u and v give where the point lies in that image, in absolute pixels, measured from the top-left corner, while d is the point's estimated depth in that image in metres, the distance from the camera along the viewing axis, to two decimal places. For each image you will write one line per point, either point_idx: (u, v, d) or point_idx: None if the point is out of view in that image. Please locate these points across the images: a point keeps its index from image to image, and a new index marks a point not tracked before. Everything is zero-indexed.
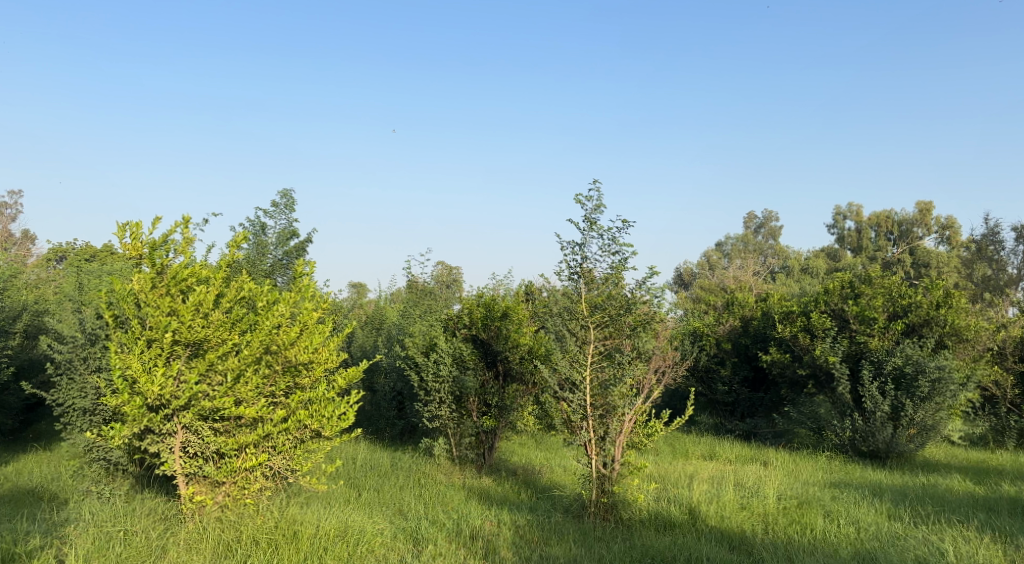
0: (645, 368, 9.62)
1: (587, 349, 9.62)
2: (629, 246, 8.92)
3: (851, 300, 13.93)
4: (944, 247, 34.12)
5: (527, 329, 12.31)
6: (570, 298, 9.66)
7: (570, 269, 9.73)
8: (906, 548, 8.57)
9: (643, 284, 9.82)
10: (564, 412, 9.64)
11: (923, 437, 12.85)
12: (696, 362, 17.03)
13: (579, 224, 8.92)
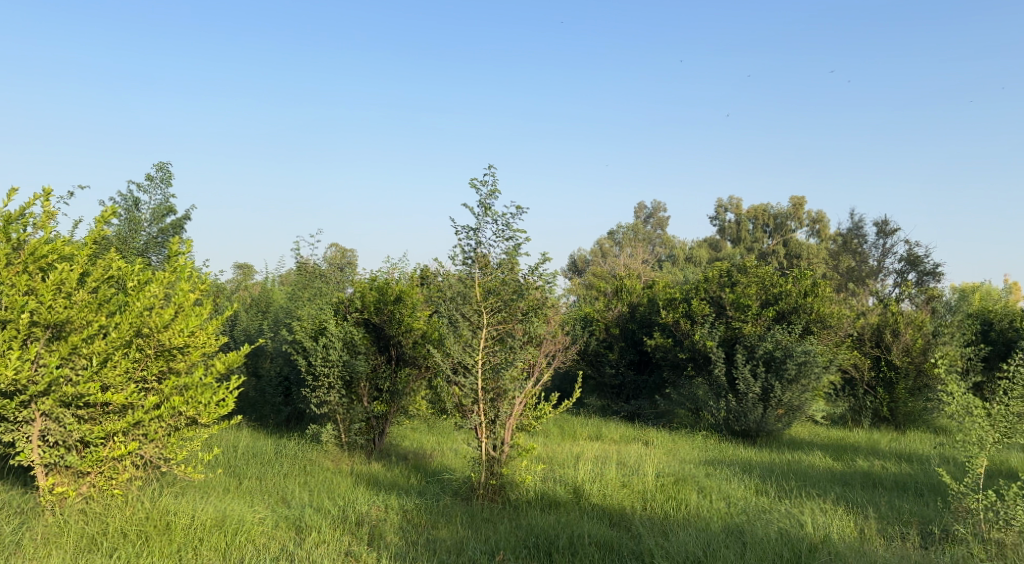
0: (536, 352, 9.89)
1: (480, 333, 9.75)
2: (522, 232, 9.01)
3: (728, 288, 14.74)
4: (815, 239, 36.13)
5: (421, 313, 12.47)
6: (464, 282, 9.75)
7: (465, 254, 9.86)
8: (770, 521, 9.15)
9: (536, 270, 10.05)
10: (456, 397, 9.80)
11: (790, 417, 13.67)
12: (586, 346, 17.52)
13: (474, 209, 8.84)
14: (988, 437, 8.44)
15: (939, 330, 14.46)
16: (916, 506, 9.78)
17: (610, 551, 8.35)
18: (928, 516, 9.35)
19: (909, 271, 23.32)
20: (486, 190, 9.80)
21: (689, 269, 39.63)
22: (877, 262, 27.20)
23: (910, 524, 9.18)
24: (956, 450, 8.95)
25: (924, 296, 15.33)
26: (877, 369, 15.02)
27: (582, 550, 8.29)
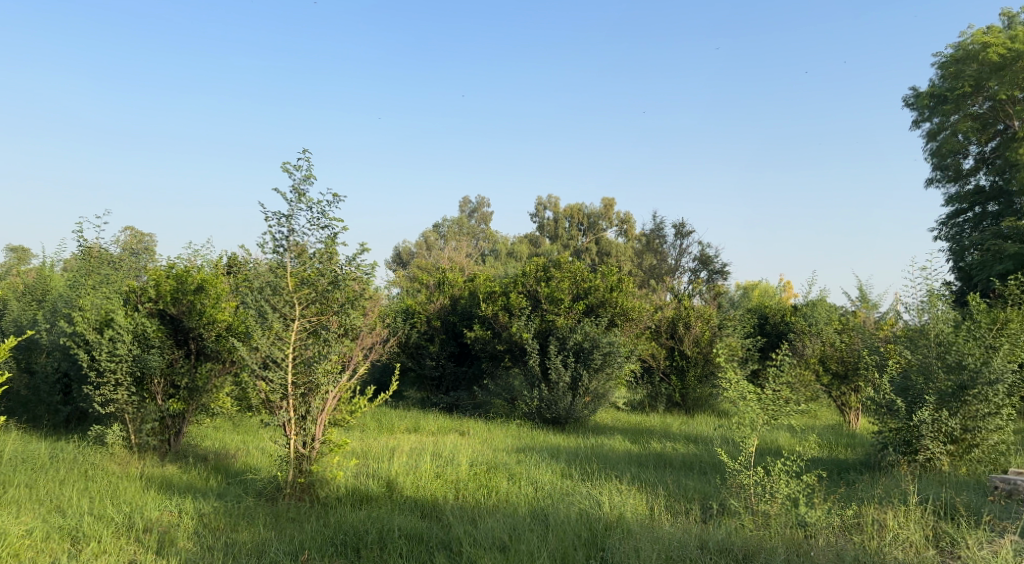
0: (352, 344, 9.65)
1: (293, 326, 9.29)
2: (337, 221, 8.65)
3: (543, 282, 14.94)
4: (622, 239, 37.97)
5: (225, 304, 11.85)
6: (274, 272, 9.26)
7: (277, 241, 9.40)
8: (572, 503, 9.44)
9: (353, 260, 9.79)
10: (263, 392, 9.28)
11: (596, 404, 14.30)
12: (406, 339, 17.18)
13: (287, 195, 8.42)
14: (758, 418, 9.15)
15: (724, 322, 15.70)
16: (698, 483, 10.51)
17: (418, 543, 8.29)
18: (708, 493, 10.03)
19: (702, 270, 25.01)
20: (300, 175, 9.42)
21: (506, 264, 40.38)
22: (675, 261, 28.99)
23: (697, 501, 9.78)
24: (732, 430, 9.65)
25: (711, 292, 16.50)
26: (671, 358, 15.96)
27: (391, 544, 8.17)
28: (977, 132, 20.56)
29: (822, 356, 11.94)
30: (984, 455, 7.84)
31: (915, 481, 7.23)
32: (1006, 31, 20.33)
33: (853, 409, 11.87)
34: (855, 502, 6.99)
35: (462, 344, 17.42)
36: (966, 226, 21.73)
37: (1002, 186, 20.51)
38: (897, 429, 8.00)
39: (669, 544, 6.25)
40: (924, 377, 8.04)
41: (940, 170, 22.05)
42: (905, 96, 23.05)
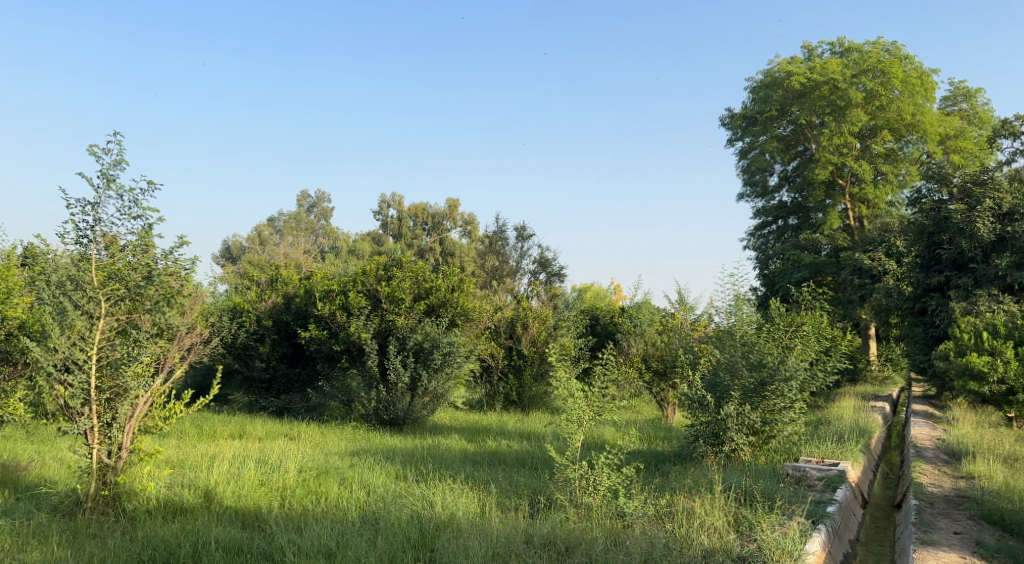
0: (167, 344, 9.18)
1: (97, 325, 8.70)
2: (153, 212, 7.79)
3: (384, 281, 14.57)
4: (465, 239, 38.25)
5: (18, 299, 10.81)
6: (77, 264, 8.61)
7: (80, 231, 8.73)
8: (404, 505, 9.37)
9: (169, 253, 9.28)
10: (61, 399, 8.56)
11: (434, 404, 14.35)
12: (233, 340, 16.12)
13: (94, 179, 7.51)
14: (585, 413, 9.40)
15: (559, 323, 16.19)
16: (529, 478, 10.76)
17: (236, 555, 7.96)
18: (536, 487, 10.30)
19: (541, 272, 25.63)
20: (109, 161, 8.67)
21: (346, 262, 39.67)
22: (516, 262, 29.56)
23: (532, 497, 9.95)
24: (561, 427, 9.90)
25: (547, 294, 16.89)
26: (509, 358, 16.19)
27: (205, 557, 7.79)
28: (780, 152, 22.29)
29: (645, 356, 12.61)
30: (780, 445, 8.52)
31: (720, 470, 7.76)
32: (807, 62, 22.23)
33: (671, 404, 12.58)
34: (670, 491, 7.38)
35: (294, 345, 16.67)
36: (771, 237, 23.61)
37: (800, 202, 22.42)
38: (706, 423, 8.54)
39: (497, 539, 6.36)
40: (729, 374, 8.65)
41: (749, 185, 23.73)
42: (721, 115, 24.66)
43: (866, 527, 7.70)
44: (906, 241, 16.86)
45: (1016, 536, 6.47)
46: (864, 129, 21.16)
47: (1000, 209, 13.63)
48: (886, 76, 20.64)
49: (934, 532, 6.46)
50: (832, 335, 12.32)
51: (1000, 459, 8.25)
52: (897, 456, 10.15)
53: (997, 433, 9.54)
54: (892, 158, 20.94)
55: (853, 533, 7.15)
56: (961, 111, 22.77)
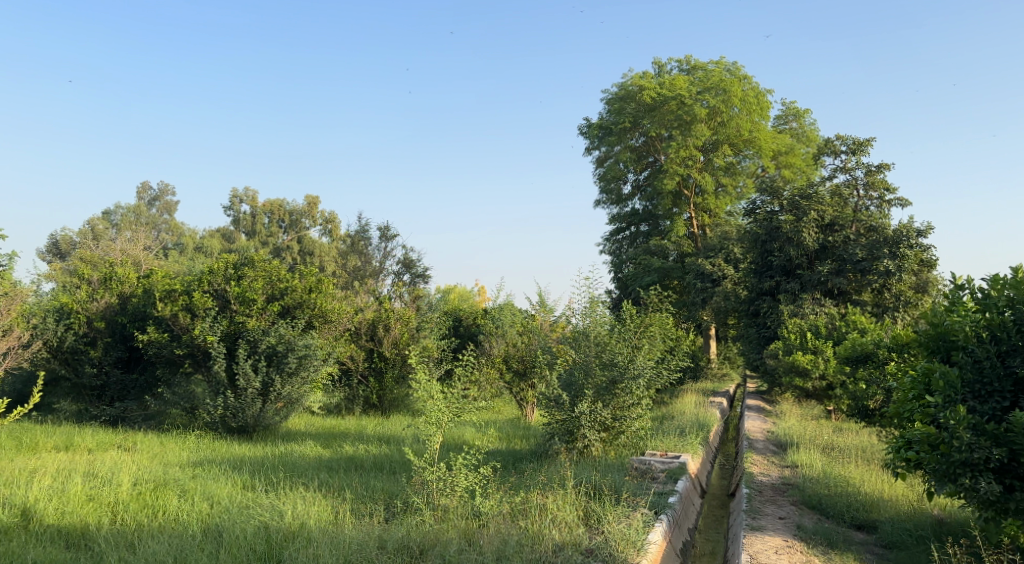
0: None
1: None
2: None
3: (233, 281, 13.93)
4: (325, 238, 37.57)
5: None
6: None
7: None
8: (252, 516, 9.02)
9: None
10: None
11: (288, 410, 14.02)
12: (59, 343, 14.61)
13: None
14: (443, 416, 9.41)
15: (423, 325, 16.26)
16: (388, 483, 10.77)
17: None
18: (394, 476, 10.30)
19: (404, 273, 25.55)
20: None
21: (192, 258, 37.84)
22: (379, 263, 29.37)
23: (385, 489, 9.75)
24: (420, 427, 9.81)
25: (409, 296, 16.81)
26: (370, 360, 16.08)
27: None
28: (632, 163, 23.22)
29: (506, 356, 12.93)
30: (628, 440, 8.98)
31: (572, 467, 8.07)
32: (657, 77, 23.35)
33: (530, 404, 12.96)
34: (524, 490, 7.58)
35: (130, 349, 15.34)
36: (625, 243, 24.56)
37: (651, 210, 23.43)
38: (562, 420, 8.87)
39: (350, 548, 6.36)
40: (583, 374, 8.98)
41: (604, 193, 24.55)
42: (579, 125, 25.35)
43: (704, 515, 8.26)
44: (744, 248, 18.05)
45: (832, 518, 7.15)
46: (707, 143, 22.50)
47: (823, 220, 14.91)
48: (726, 94, 22.03)
49: (762, 518, 7.03)
50: (675, 335, 13.11)
51: (819, 448, 9.06)
52: (732, 448, 10.91)
53: (819, 425, 10.45)
54: (731, 170, 22.47)
55: (692, 522, 7.64)
56: (791, 129, 24.57)
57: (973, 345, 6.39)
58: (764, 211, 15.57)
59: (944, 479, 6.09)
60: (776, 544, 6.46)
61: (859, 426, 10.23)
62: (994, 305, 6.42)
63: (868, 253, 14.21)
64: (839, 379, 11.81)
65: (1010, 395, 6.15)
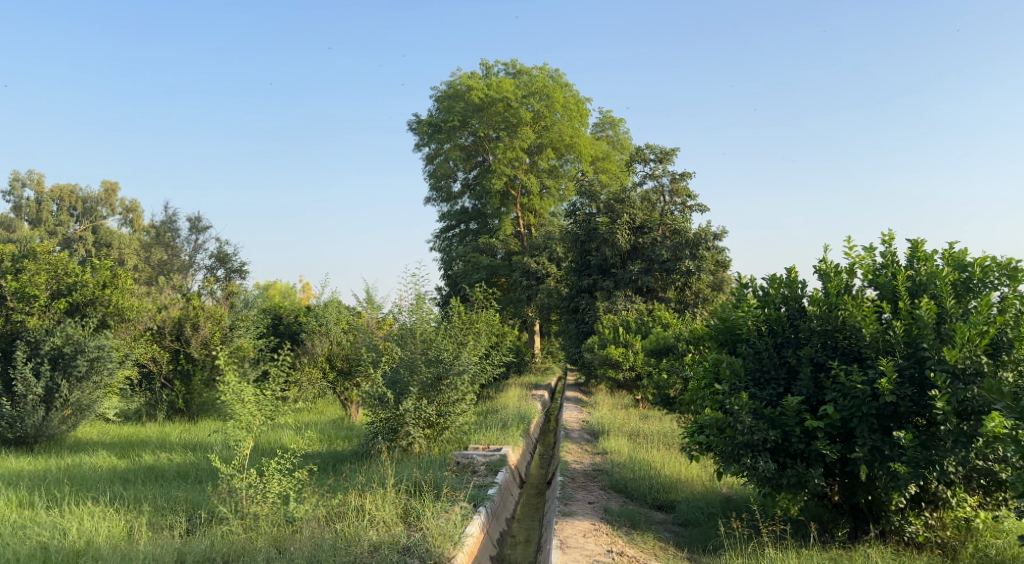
0: None
1: None
2: None
3: (10, 275, 11.42)
4: (126, 228, 35.45)
5: None
6: None
7: None
8: (26, 537, 6.90)
9: None
10: None
11: (77, 417, 11.65)
12: None
13: None
14: (254, 419, 8.49)
15: (236, 323, 14.10)
16: (190, 492, 8.49)
17: None
18: (198, 477, 9.67)
19: (218, 267, 24.48)
20: None
21: None
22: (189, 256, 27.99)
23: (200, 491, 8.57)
24: (224, 431, 8.67)
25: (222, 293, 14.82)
26: (176, 362, 13.82)
27: None
28: (462, 161, 23.47)
29: (329, 356, 12.82)
30: (452, 436, 9.20)
31: (393, 466, 8.08)
32: (484, 79, 23.79)
33: (354, 403, 12.95)
34: (341, 491, 7.45)
35: None
36: (454, 240, 24.85)
37: (479, 209, 24.01)
38: (385, 419, 8.90)
39: None
40: (408, 371, 9.04)
41: (433, 190, 24.73)
42: (409, 121, 25.40)
43: (522, 504, 8.64)
44: (565, 248, 18.82)
45: (635, 500, 7.76)
46: (532, 146, 23.31)
47: (634, 223, 15.87)
48: (549, 100, 23.15)
49: (573, 504, 7.47)
50: (500, 330, 13.40)
51: (627, 435, 9.74)
52: (550, 438, 11.45)
53: (628, 413, 11.20)
54: (554, 173, 23.36)
55: (510, 512, 7.96)
56: (608, 137, 26.04)
57: (754, 337, 7.14)
58: (583, 213, 16.32)
59: (730, 459, 6.79)
60: (584, 528, 6.86)
61: (662, 413, 11.08)
62: (772, 302, 7.19)
63: (672, 253, 15.29)
64: (646, 370, 12.69)
65: (784, 382, 6.93)
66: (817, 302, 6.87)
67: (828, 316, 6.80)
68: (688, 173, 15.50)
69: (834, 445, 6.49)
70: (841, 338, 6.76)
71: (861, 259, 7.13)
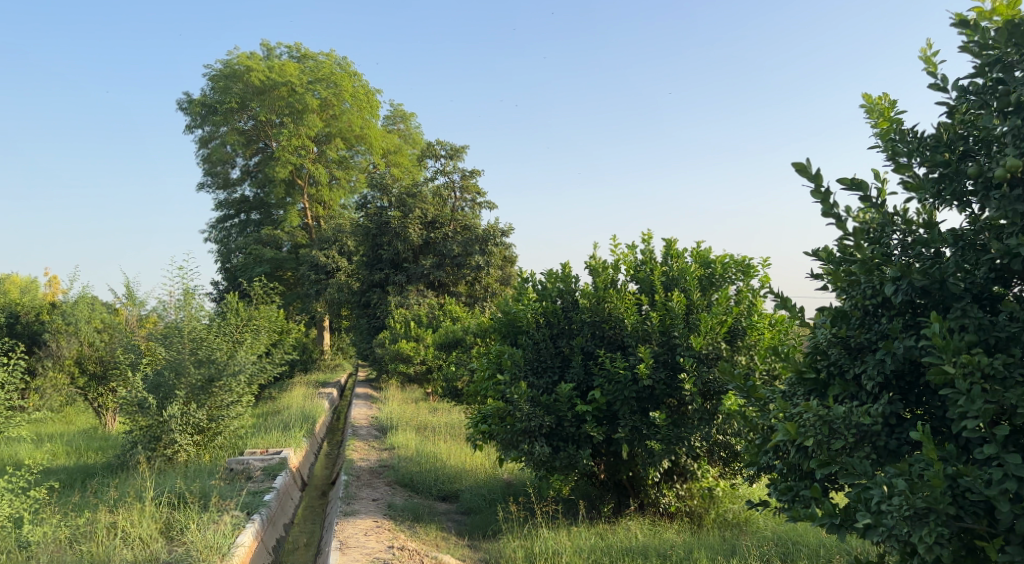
0: None
1: None
2: None
3: None
4: None
5: None
6: None
7: None
8: None
9: None
10: None
11: None
12: None
13: None
14: None
15: None
16: None
17: None
18: None
19: None
20: None
21: None
22: None
23: None
24: None
25: None
26: None
27: None
28: (241, 145, 22.38)
29: (80, 359, 11.89)
30: (226, 441, 8.85)
31: (155, 477, 7.58)
32: (264, 60, 22.76)
33: (108, 411, 12.01)
34: (89, 510, 6.89)
35: None
36: (233, 231, 23.81)
37: (262, 199, 23.26)
38: (147, 427, 8.36)
39: None
40: (174, 373, 8.50)
41: (209, 176, 23.44)
42: (177, 101, 23.89)
43: (302, 506, 8.50)
44: (356, 242, 18.78)
45: (420, 492, 7.88)
46: (319, 135, 22.96)
47: (426, 218, 16.18)
48: (337, 88, 22.94)
49: (355, 502, 7.44)
50: (279, 325, 12.96)
51: (414, 429, 9.89)
52: (338, 437, 11.36)
53: (416, 407, 11.33)
54: (344, 165, 23.32)
55: (287, 516, 7.80)
56: (399, 130, 26.37)
57: (533, 329, 7.45)
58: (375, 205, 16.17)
59: (509, 446, 7.03)
60: (365, 526, 6.85)
61: (451, 404, 11.43)
62: (549, 295, 7.56)
63: (462, 249, 15.75)
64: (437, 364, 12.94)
65: (558, 370, 7.31)
66: (587, 295, 7.30)
67: (597, 307, 7.25)
68: (477, 170, 15.90)
69: (600, 427, 6.93)
70: (607, 328, 7.22)
71: (625, 256, 7.67)
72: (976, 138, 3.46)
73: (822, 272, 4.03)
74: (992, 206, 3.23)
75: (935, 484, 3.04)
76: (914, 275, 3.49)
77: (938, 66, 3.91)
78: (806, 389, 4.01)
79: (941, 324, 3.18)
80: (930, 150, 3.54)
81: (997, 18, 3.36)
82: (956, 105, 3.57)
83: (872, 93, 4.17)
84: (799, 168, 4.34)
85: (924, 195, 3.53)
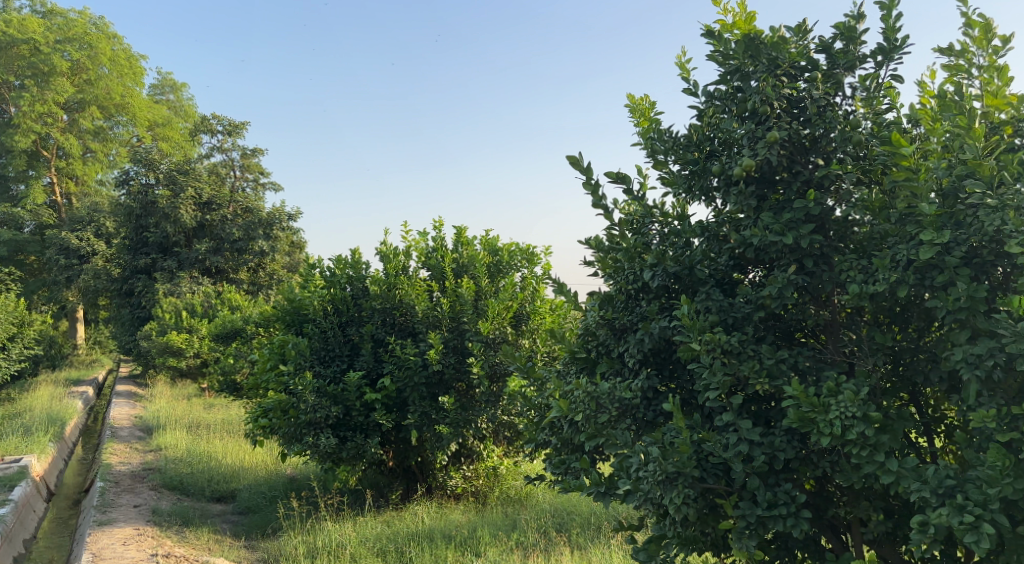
0: None
1: None
2: None
3: None
4: None
5: None
6: None
7: None
8: None
9: None
10: None
11: None
12: None
13: None
14: None
15: None
16: None
17: None
18: None
19: None
20: None
21: None
22: None
23: None
24: None
25: None
26: None
27: None
28: None
29: None
30: None
31: None
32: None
33: None
34: None
35: None
36: None
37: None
38: None
39: None
40: None
41: None
42: None
43: (48, 519, 7.77)
44: (116, 223, 17.79)
45: (191, 495, 7.50)
46: (71, 102, 21.15)
47: (201, 198, 16.57)
48: (91, 50, 20.94)
49: (113, 510, 6.90)
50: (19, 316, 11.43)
51: (185, 429, 9.42)
52: (93, 440, 10.51)
53: (188, 405, 10.92)
54: (101, 136, 22.04)
55: (29, 532, 7.08)
56: (168, 102, 25.24)
57: (319, 317, 7.21)
58: (138, 182, 15.92)
59: (292, 440, 6.75)
60: (123, 535, 6.36)
61: (227, 399, 11.06)
62: (338, 281, 7.30)
63: (244, 233, 16.53)
64: (213, 357, 12.79)
65: (347, 358, 7.17)
66: (377, 282, 7.18)
67: (388, 295, 7.16)
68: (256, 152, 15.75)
69: (390, 414, 6.88)
70: (398, 315, 7.20)
71: (416, 243, 7.65)
72: (720, 140, 3.57)
73: (592, 254, 4.13)
74: (731, 202, 3.40)
75: (683, 450, 3.26)
76: (668, 262, 3.75)
77: (691, 72, 3.84)
78: (578, 367, 4.19)
79: (689, 305, 3.40)
80: (682, 149, 3.67)
81: (735, 32, 3.51)
82: (702, 110, 3.71)
83: (633, 95, 4.12)
84: (569, 162, 3.84)
85: (679, 190, 3.69)
